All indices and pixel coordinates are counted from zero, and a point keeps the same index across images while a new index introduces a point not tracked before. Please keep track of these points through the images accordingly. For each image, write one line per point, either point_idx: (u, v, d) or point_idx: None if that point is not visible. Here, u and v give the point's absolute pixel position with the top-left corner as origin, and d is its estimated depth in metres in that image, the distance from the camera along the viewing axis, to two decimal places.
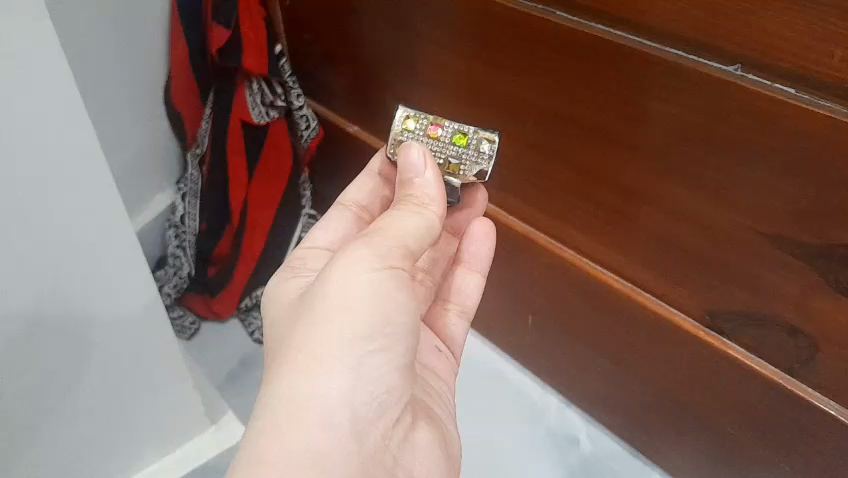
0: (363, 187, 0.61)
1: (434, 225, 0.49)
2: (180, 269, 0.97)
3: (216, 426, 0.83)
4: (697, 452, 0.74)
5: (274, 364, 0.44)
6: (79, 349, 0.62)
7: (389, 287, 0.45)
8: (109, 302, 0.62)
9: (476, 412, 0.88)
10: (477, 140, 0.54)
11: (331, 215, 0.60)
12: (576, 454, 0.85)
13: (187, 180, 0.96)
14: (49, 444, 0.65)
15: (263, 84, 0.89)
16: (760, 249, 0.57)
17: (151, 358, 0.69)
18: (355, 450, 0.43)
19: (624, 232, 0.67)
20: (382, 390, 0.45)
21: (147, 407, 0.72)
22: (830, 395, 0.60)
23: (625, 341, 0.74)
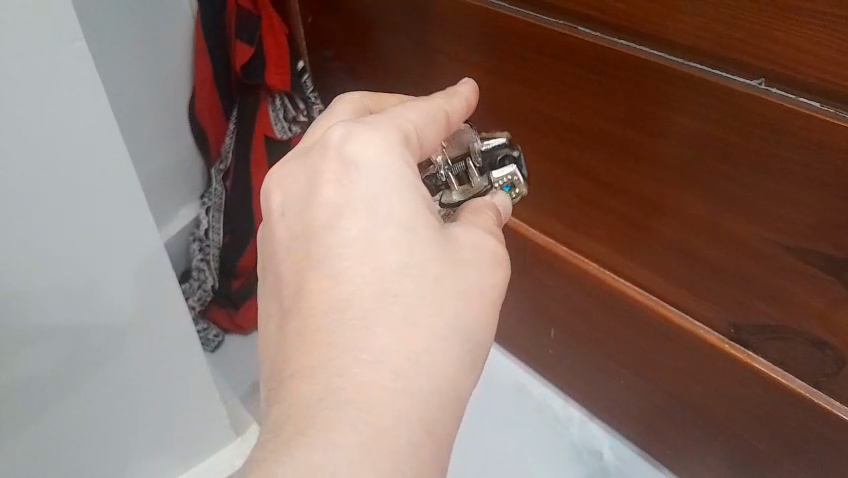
0: (462, 108, 0.50)
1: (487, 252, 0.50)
2: (204, 282, 0.99)
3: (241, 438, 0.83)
4: (721, 465, 0.74)
5: (419, 351, 0.39)
6: (110, 359, 0.64)
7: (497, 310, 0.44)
8: (142, 313, 0.64)
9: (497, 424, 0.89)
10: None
11: (428, 114, 0.47)
12: (599, 467, 0.84)
13: (213, 195, 0.97)
14: (81, 454, 0.66)
15: (285, 99, 0.91)
16: (781, 260, 0.57)
17: (176, 369, 0.70)
18: None
19: (645, 244, 0.67)
20: None
21: (171, 422, 0.73)
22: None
23: (649, 354, 0.74)
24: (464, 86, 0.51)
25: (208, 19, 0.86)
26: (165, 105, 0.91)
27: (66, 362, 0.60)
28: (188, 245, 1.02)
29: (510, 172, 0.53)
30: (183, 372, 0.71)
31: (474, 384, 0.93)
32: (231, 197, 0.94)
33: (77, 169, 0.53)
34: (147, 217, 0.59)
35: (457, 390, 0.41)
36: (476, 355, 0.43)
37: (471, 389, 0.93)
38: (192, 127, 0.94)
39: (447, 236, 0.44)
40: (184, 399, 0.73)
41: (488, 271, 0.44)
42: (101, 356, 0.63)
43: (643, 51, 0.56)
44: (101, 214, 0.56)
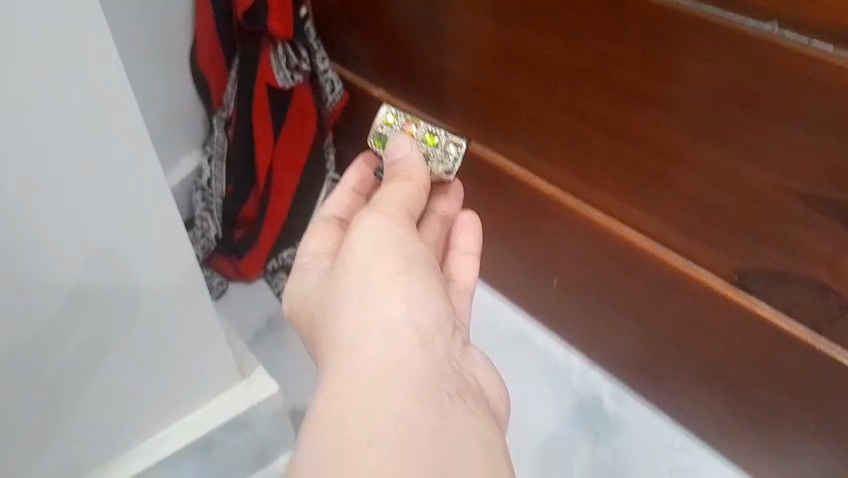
0: (342, 200, 0.60)
1: (423, 192, 0.53)
2: (208, 231, 0.98)
3: (247, 381, 0.79)
4: (720, 410, 0.75)
5: (337, 340, 0.45)
6: (123, 316, 0.62)
7: (386, 232, 0.49)
8: (157, 271, 0.62)
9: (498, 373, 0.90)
10: (444, 142, 0.57)
11: (319, 230, 0.58)
12: (599, 413, 0.86)
13: (214, 143, 0.96)
14: (94, 406, 0.66)
15: (288, 47, 0.88)
16: (791, 208, 0.57)
17: (180, 324, 0.68)
18: (422, 355, 0.43)
19: (655, 194, 0.67)
20: (428, 309, 0.46)
21: (177, 375, 0.71)
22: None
23: (651, 301, 0.74)
24: (345, 181, 0.60)
25: None
26: (164, 54, 0.90)
27: (76, 322, 0.59)
28: (191, 192, 1.01)
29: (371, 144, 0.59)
30: (188, 323, 0.68)
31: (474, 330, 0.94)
32: (236, 145, 0.94)
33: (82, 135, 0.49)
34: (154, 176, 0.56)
35: (372, 326, 0.44)
36: (380, 287, 0.46)
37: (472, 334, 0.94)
38: (194, 75, 0.93)
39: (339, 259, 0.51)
40: (191, 350, 0.70)
41: (358, 228, 0.49)
42: (95, 320, 0.60)
43: None
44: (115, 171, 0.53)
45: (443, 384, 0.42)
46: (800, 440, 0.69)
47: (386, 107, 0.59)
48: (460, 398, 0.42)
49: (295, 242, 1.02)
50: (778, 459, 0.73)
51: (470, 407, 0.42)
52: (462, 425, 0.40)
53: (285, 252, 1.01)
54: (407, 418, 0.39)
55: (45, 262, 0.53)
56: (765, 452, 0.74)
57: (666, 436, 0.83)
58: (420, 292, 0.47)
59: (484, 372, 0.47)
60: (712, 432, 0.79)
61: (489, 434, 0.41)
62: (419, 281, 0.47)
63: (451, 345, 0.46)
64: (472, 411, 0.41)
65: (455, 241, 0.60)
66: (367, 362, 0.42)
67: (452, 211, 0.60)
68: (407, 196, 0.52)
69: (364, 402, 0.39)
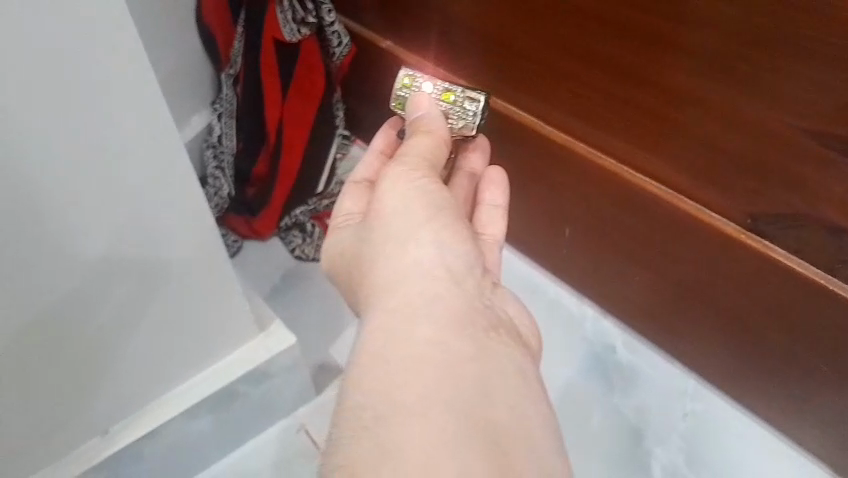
0: (371, 163, 0.59)
1: (446, 147, 0.53)
2: (221, 189, 0.98)
3: (266, 333, 0.79)
4: (732, 354, 0.76)
5: (372, 286, 0.45)
6: (142, 273, 0.63)
7: (411, 181, 0.49)
8: (175, 230, 0.62)
9: None
10: (462, 99, 0.56)
11: (349, 193, 0.57)
12: (611, 360, 0.87)
13: (223, 100, 0.96)
14: (117, 363, 0.67)
15: (294, 0, 0.87)
16: (804, 148, 0.56)
17: (197, 284, 0.68)
18: (456, 294, 0.43)
19: (665, 139, 0.66)
20: (458, 252, 0.46)
21: (196, 333, 0.72)
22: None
23: (662, 248, 0.74)
24: (373, 145, 0.60)
25: None
26: (170, 11, 0.90)
27: (96, 279, 0.60)
28: (202, 151, 1.01)
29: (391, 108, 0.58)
30: (206, 284, 0.69)
31: None
32: (245, 103, 0.94)
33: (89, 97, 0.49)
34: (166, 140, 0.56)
35: (406, 271, 0.44)
36: (410, 232, 0.46)
37: None
38: (199, 30, 0.92)
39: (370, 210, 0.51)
40: (209, 308, 0.71)
41: (387, 181, 0.49)
42: (114, 282, 0.61)
43: None
44: (130, 129, 0.53)
45: (476, 319, 0.42)
46: (812, 381, 0.70)
47: (403, 71, 0.58)
48: (494, 332, 0.43)
49: (308, 199, 1.01)
50: (789, 401, 0.74)
51: (505, 340, 0.43)
52: (498, 358, 0.41)
53: (297, 210, 1.01)
54: (445, 359, 0.39)
55: (65, 221, 0.54)
56: (777, 394, 0.75)
57: (678, 381, 0.84)
58: (449, 239, 0.46)
59: (516, 310, 0.48)
60: (724, 377, 0.80)
61: (522, 364, 0.42)
62: (448, 225, 0.47)
63: (482, 284, 0.46)
64: (506, 344, 0.42)
65: (482, 196, 0.59)
66: (403, 304, 0.42)
67: (479, 168, 0.60)
68: (430, 149, 0.51)
69: (400, 339, 0.40)
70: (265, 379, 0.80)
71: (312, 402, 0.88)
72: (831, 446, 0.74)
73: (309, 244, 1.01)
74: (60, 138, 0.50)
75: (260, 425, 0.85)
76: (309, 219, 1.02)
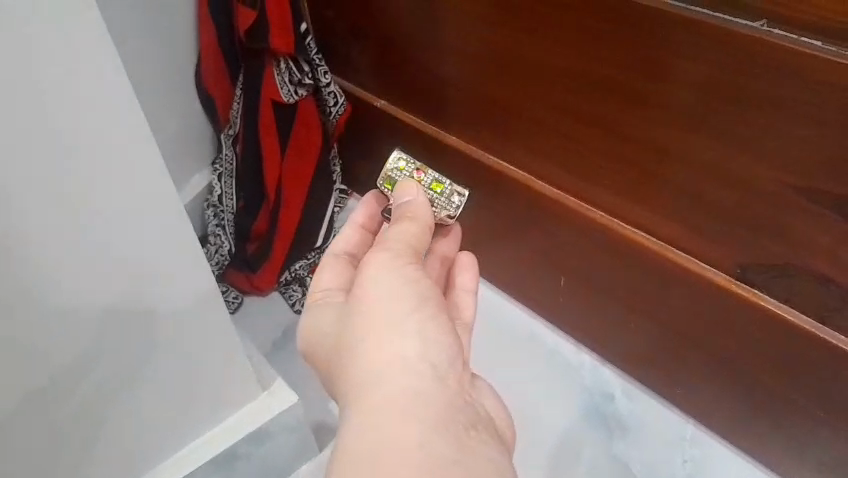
0: (351, 237, 0.60)
1: (429, 232, 0.55)
2: (221, 247, 1.00)
3: (268, 393, 0.80)
4: (730, 401, 0.76)
5: (359, 377, 0.46)
6: (146, 335, 0.64)
7: (397, 269, 0.50)
8: (177, 290, 0.63)
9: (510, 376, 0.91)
10: (449, 191, 0.60)
11: (330, 265, 0.57)
12: (610, 409, 0.87)
13: (223, 160, 0.98)
14: (121, 426, 0.67)
15: (291, 62, 0.91)
16: (788, 200, 0.58)
17: (197, 346, 0.69)
18: (439, 391, 0.45)
19: (655, 192, 0.68)
20: (442, 344, 0.47)
21: (196, 398, 0.73)
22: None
23: (657, 297, 0.75)
24: (351, 220, 0.61)
25: None
26: (172, 76, 0.93)
27: (102, 342, 0.60)
28: (203, 210, 1.03)
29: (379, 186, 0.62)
30: (207, 345, 0.70)
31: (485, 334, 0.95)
32: (241, 163, 0.96)
33: (98, 169, 0.52)
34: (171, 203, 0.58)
35: (393, 366, 0.45)
36: (398, 324, 0.47)
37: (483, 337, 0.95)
38: (200, 95, 0.96)
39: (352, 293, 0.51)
40: (208, 370, 0.72)
41: (373, 266, 0.50)
42: (117, 347, 0.62)
43: None
44: (133, 196, 0.55)
45: (457, 417, 0.44)
46: (810, 426, 0.70)
47: (397, 154, 0.62)
48: (473, 430, 0.44)
49: (307, 254, 1.02)
50: (788, 446, 0.74)
51: (483, 437, 0.44)
52: (476, 457, 0.42)
53: (297, 264, 1.02)
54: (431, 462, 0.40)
55: (71, 287, 0.55)
56: (776, 440, 0.75)
57: (678, 429, 0.84)
58: (434, 330, 0.47)
59: (492, 400, 0.49)
60: (723, 424, 0.80)
61: (500, 461, 0.43)
62: (434, 316, 0.48)
63: (462, 376, 0.48)
64: (484, 441, 0.43)
65: (455, 279, 0.60)
66: (391, 403, 0.43)
67: (450, 253, 0.62)
68: (415, 234, 0.53)
69: (380, 436, 0.41)
70: (267, 439, 0.80)
71: (315, 460, 0.88)
72: None
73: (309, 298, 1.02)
74: (66, 209, 0.52)
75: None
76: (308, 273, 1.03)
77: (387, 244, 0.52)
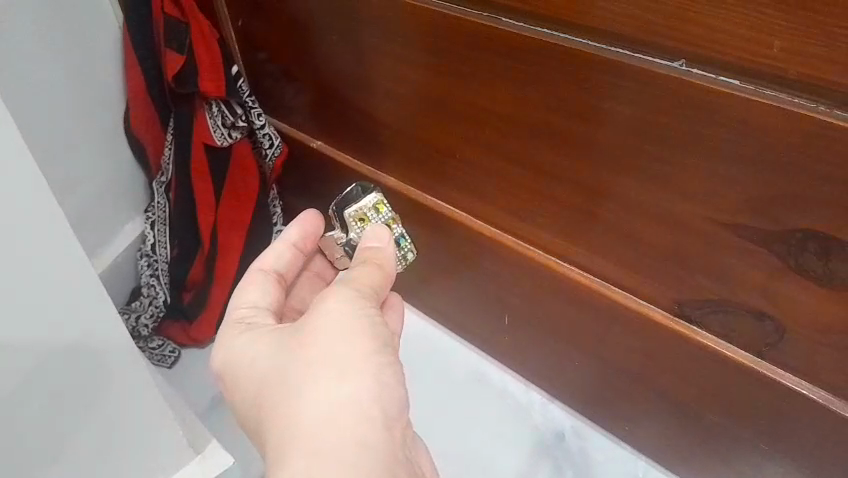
0: (284, 256, 0.59)
1: (389, 284, 0.54)
2: (156, 298, 0.97)
3: (201, 456, 0.79)
4: (676, 435, 0.77)
5: (311, 416, 0.46)
6: (72, 395, 0.62)
7: (363, 313, 0.50)
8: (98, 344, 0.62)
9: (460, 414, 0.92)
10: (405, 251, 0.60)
11: (259, 284, 0.57)
12: (560, 448, 0.88)
13: (155, 208, 0.95)
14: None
15: (223, 105, 0.89)
16: (719, 237, 0.58)
17: (117, 408, 0.67)
18: (390, 442, 0.46)
19: (590, 232, 0.68)
20: (396, 392, 0.48)
21: (118, 465, 0.70)
22: (795, 372, 0.62)
23: (598, 333, 0.76)
24: (286, 236, 0.60)
25: (137, 31, 0.86)
26: (98, 124, 0.90)
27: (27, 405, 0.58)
28: (135, 260, 0.99)
29: (349, 217, 0.61)
30: (126, 407, 0.68)
31: (434, 376, 0.96)
32: (175, 210, 0.93)
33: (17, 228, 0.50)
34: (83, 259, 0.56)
35: (351, 412, 0.46)
36: (360, 368, 0.47)
37: (432, 378, 0.95)
38: (130, 141, 0.93)
39: (302, 323, 0.51)
40: (132, 432, 0.70)
41: (338, 305, 0.50)
42: (43, 407, 0.60)
43: (568, 40, 0.57)
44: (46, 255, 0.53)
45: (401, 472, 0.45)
46: (754, 456, 0.71)
47: (377, 195, 0.62)
48: None
49: None
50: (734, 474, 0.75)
51: None
52: None
53: None
54: None
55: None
56: (721, 468, 0.76)
57: (627, 463, 0.85)
58: (392, 379, 0.48)
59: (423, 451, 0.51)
60: (673, 457, 0.81)
61: None
62: (394, 363, 0.49)
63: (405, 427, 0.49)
64: None
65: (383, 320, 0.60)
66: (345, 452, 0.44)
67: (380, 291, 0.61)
68: (375, 280, 0.53)
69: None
70: None
71: None
72: None
73: None
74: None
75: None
76: None
77: (354, 285, 0.52)
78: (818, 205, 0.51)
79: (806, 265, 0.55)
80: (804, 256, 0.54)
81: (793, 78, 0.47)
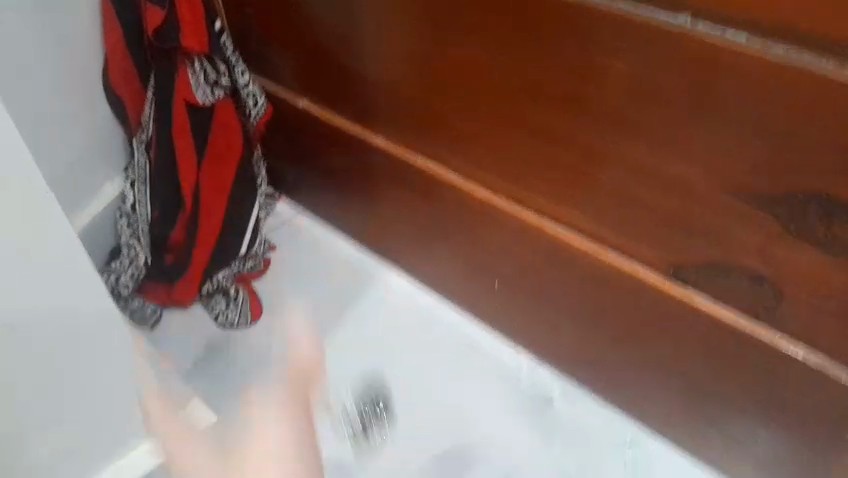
0: None
1: None
2: (136, 258, 0.93)
3: (187, 413, 0.75)
4: (670, 397, 0.76)
5: None
6: (46, 363, 0.60)
7: None
8: (71, 314, 0.61)
9: (447, 374, 0.90)
10: None
11: None
12: (550, 411, 0.86)
13: (135, 166, 0.92)
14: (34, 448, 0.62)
15: (205, 62, 0.85)
16: (712, 200, 0.57)
17: (99, 372, 0.65)
18: None
19: (583, 196, 0.67)
20: None
21: (107, 425, 0.68)
22: (789, 336, 0.61)
23: (593, 295, 0.74)
24: None
25: None
26: (78, 79, 0.86)
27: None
28: (114, 220, 0.97)
29: None
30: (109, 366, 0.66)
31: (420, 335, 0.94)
32: (157, 168, 0.89)
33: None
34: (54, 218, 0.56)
35: None
36: None
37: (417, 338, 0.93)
38: (108, 95, 0.90)
39: None
40: (113, 389, 0.67)
41: None
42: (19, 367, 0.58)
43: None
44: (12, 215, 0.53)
45: None
46: (746, 417, 0.70)
47: None
48: None
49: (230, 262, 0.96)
50: (725, 438, 0.75)
51: None
52: None
53: (218, 273, 0.95)
54: None
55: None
56: (711, 431, 0.76)
57: (617, 431, 0.84)
58: None
59: None
60: (667, 420, 0.79)
61: None
62: None
63: None
64: None
65: None
66: None
67: None
68: None
69: None
70: None
71: None
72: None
73: (235, 309, 0.95)
74: None
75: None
76: (232, 283, 0.96)
77: None
78: (808, 169, 0.50)
79: (806, 230, 0.54)
80: (807, 221, 0.53)
81: (801, 31, 0.45)
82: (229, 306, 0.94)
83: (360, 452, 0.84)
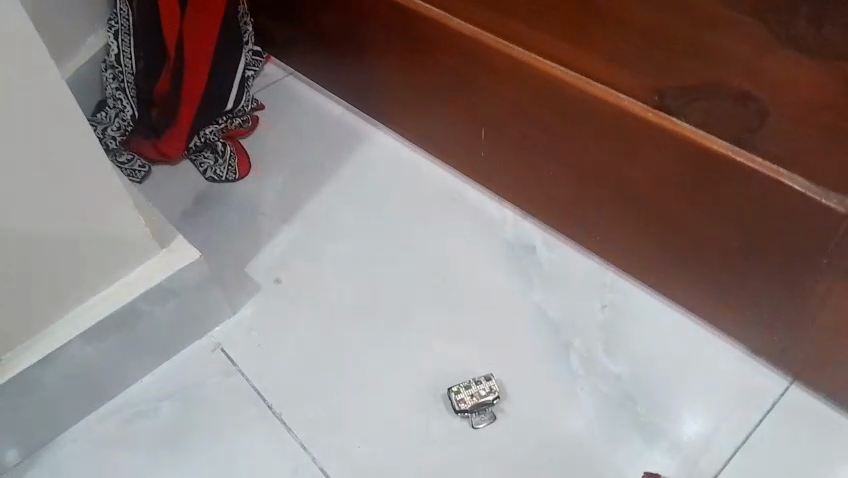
0: None
1: None
2: (123, 111, 0.93)
3: (167, 250, 0.71)
4: (659, 252, 0.71)
5: None
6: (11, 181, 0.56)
7: None
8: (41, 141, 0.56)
9: (426, 229, 0.85)
10: None
11: None
12: (538, 272, 0.80)
13: (118, 16, 0.89)
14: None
15: None
16: (710, 13, 0.52)
17: (77, 204, 0.61)
18: None
19: (576, 23, 0.61)
20: None
21: (79, 261, 0.65)
22: (786, 165, 0.55)
23: (578, 142, 0.69)
24: None
25: None
26: None
27: None
28: (101, 73, 0.94)
29: None
30: (80, 201, 0.61)
31: (401, 190, 0.89)
32: (138, 17, 0.88)
33: None
34: (38, 43, 0.51)
35: None
36: None
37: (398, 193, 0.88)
38: None
39: None
40: (88, 221, 0.63)
41: None
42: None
43: None
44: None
45: None
46: (740, 274, 0.65)
47: None
48: None
49: (217, 118, 0.94)
50: (718, 301, 0.69)
51: None
52: None
53: (207, 129, 0.93)
54: None
55: None
56: (704, 293, 0.70)
57: (612, 293, 0.77)
58: None
59: None
60: (656, 280, 0.74)
61: None
62: None
63: None
64: None
65: None
66: None
67: None
68: None
69: None
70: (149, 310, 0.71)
71: (230, 321, 0.79)
72: (784, 353, 0.68)
73: (222, 165, 0.92)
74: None
75: (137, 360, 0.74)
76: (220, 139, 0.94)
77: None
78: None
79: (798, 34, 0.49)
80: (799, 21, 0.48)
81: None
82: (215, 162, 0.92)
83: (326, 297, 0.80)
